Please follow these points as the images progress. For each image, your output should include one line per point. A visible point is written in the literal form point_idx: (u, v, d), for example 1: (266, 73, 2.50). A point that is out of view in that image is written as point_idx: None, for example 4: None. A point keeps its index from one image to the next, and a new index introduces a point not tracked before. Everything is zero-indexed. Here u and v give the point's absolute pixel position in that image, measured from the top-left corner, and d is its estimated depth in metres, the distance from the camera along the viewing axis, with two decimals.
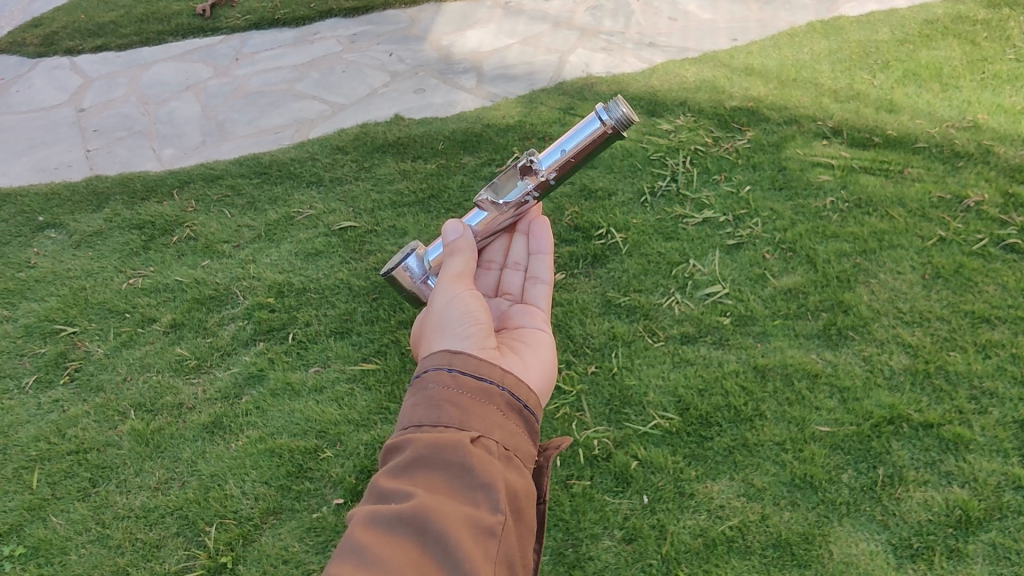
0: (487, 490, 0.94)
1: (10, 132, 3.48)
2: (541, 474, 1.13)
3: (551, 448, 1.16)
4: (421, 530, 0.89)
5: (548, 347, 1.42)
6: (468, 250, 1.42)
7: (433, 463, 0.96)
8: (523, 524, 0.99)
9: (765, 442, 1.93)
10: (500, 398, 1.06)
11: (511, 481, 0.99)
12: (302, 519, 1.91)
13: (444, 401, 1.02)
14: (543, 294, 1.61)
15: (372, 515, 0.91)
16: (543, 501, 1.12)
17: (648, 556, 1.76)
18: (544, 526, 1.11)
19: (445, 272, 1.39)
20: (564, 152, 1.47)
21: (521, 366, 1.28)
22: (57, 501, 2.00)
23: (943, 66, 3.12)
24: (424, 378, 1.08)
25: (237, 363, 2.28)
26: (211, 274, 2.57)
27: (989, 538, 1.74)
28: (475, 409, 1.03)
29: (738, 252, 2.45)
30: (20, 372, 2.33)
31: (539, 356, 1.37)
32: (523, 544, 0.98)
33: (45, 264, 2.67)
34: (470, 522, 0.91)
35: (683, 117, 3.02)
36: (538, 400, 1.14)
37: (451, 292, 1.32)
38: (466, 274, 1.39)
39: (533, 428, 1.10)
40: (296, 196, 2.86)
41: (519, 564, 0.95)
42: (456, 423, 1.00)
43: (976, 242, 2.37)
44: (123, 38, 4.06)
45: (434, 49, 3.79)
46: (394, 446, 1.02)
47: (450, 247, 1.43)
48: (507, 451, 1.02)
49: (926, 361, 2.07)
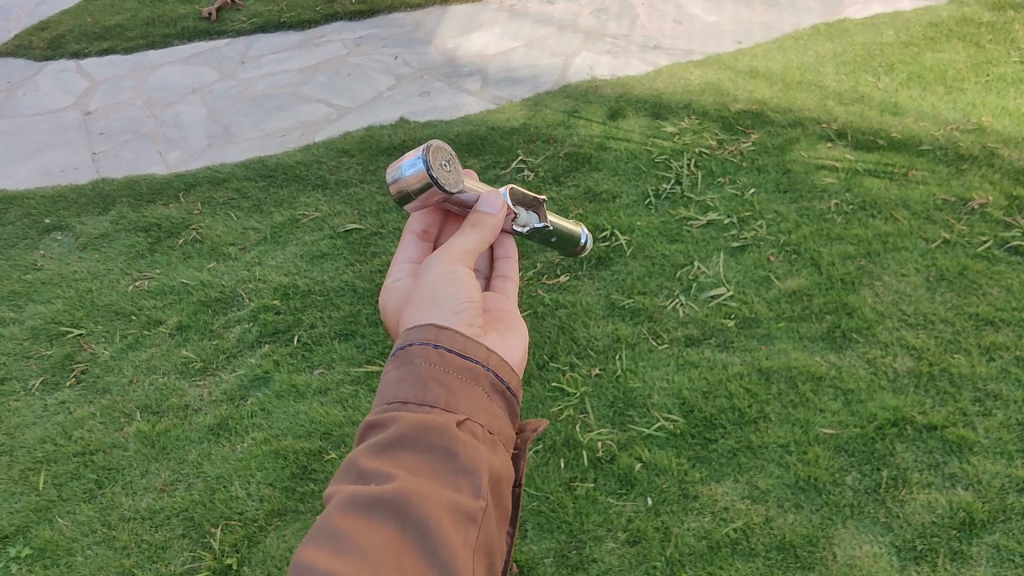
0: (470, 475, 0.94)
1: (16, 134, 3.51)
2: (517, 457, 1.12)
3: (528, 431, 1.16)
4: (402, 516, 0.87)
5: (523, 333, 1.36)
6: (491, 231, 1.33)
7: (416, 445, 0.95)
8: (501, 508, 1.00)
9: (770, 444, 1.94)
10: (486, 380, 1.05)
11: (494, 465, 0.99)
12: (306, 520, 1.91)
13: (431, 379, 1.00)
14: (513, 292, 1.51)
15: (350, 496, 0.89)
16: (519, 484, 1.09)
17: (652, 558, 1.76)
18: (518, 509, 1.09)
19: (448, 245, 1.29)
20: (553, 224, 1.53)
21: (504, 347, 1.24)
22: (64, 503, 2.01)
23: (948, 69, 3.12)
24: (409, 352, 1.04)
25: (243, 365, 2.29)
26: (217, 276, 2.58)
27: (993, 540, 1.73)
28: (461, 390, 1.01)
29: (743, 253, 2.45)
30: (27, 374, 2.34)
31: (512, 338, 1.30)
32: (499, 529, 0.98)
33: (51, 266, 2.69)
34: (452, 507, 0.90)
35: (688, 119, 3.03)
36: (520, 381, 1.14)
37: (447, 266, 1.24)
38: (474, 254, 1.30)
39: (513, 409, 1.09)
40: (301, 198, 2.88)
41: (496, 551, 0.95)
42: (442, 405, 0.99)
43: (981, 244, 2.37)
44: (129, 40, 4.09)
45: (438, 51, 3.80)
46: (376, 421, 0.99)
47: (472, 221, 1.33)
48: (492, 435, 1.02)
49: (931, 363, 2.08)
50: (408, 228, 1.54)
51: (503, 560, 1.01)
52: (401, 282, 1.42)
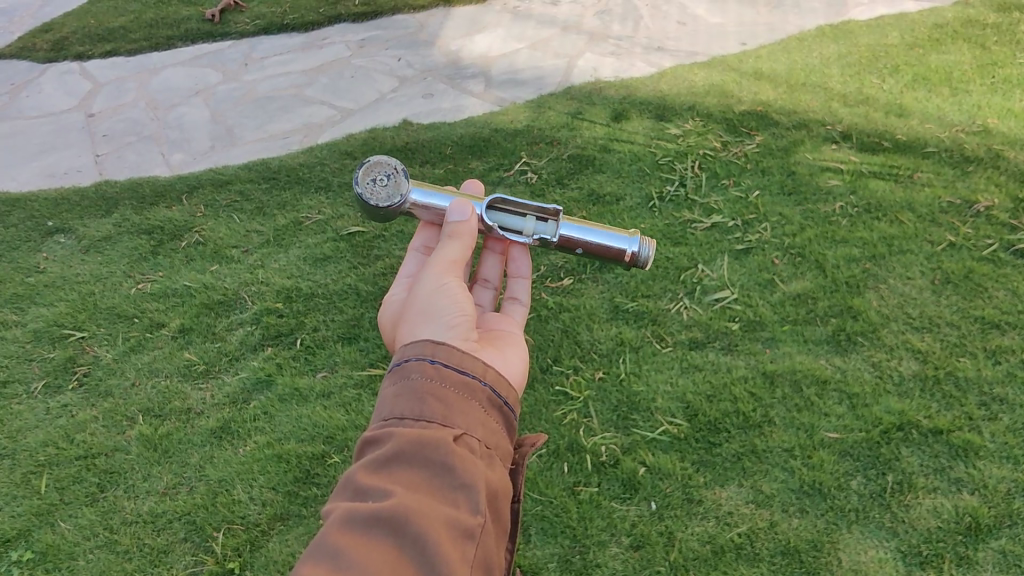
0: (467, 491, 0.93)
1: (19, 136, 3.51)
2: (516, 472, 1.11)
3: (526, 446, 1.14)
4: (399, 532, 0.87)
5: (522, 347, 1.35)
6: (469, 237, 1.31)
7: (413, 460, 0.94)
8: (500, 523, 0.99)
9: (774, 448, 1.93)
10: (482, 394, 1.04)
11: (491, 480, 0.98)
12: (309, 525, 1.91)
13: (428, 394, 0.99)
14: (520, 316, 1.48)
15: (348, 513, 0.88)
16: (517, 499, 1.08)
17: (656, 563, 1.75)
18: (517, 524, 1.08)
19: (437, 257, 1.28)
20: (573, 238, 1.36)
21: (503, 361, 1.23)
22: (66, 506, 2.00)
23: (953, 71, 3.11)
24: (406, 367, 1.04)
25: (245, 368, 2.28)
26: (220, 278, 2.58)
27: (1000, 545, 1.72)
28: (459, 404, 1.01)
29: (748, 256, 2.44)
30: (29, 377, 2.34)
31: (510, 351, 1.29)
32: (498, 545, 0.97)
33: (54, 269, 2.68)
34: (450, 523, 0.89)
35: (692, 121, 3.02)
36: (517, 395, 1.13)
37: (438, 279, 1.24)
38: (461, 264, 1.29)
39: (511, 424, 1.09)
40: (303, 200, 2.87)
41: (495, 567, 0.94)
42: (439, 419, 0.98)
43: (986, 247, 2.36)
44: (132, 42, 4.09)
45: (441, 53, 3.80)
46: (373, 437, 0.98)
47: (449, 230, 1.31)
48: (489, 450, 1.01)
49: (936, 367, 2.06)
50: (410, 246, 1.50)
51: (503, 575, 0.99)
52: (398, 296, 1.40)
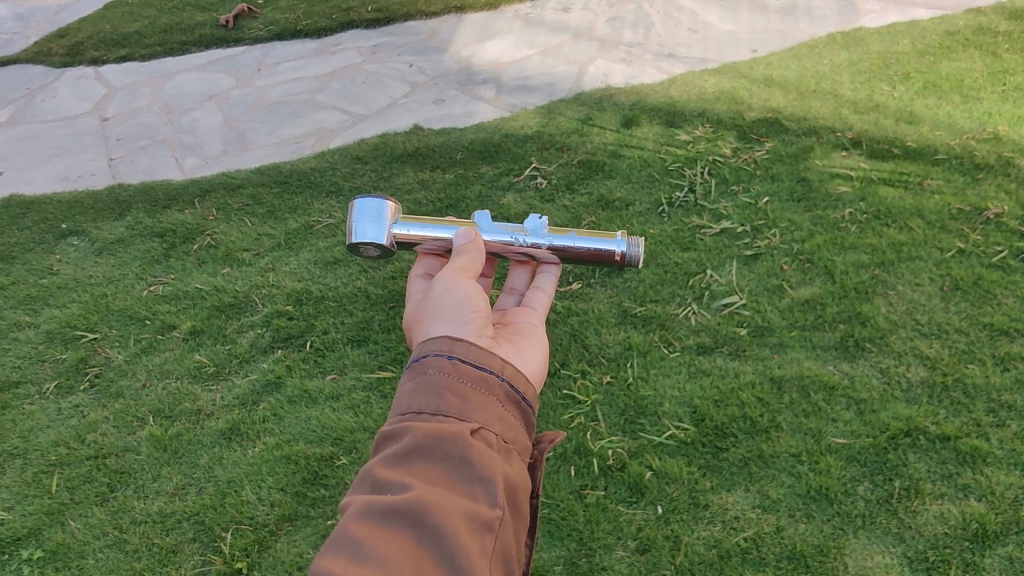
0: (486, 484, 0.93)
1: (34, 140, 3.55)
2: (534, 469, 1.10)
3: (545, 442, 1.14)
4: (418, 523, 0.87)
5: (542, 345, 1.32)
6: (479, 253, 1.36)
7: (432, 454, 0.95)
8: (518, 517, 0.98)
9: (781, 453, 1.92)
10: (500, 389, 1.05)
11: (509, 474, 0.98)
12: (317, 525, 1.92)
13: (445, 389, 1.00)
14: (543, 302, 1.47)
15: (367, 506, 0.89)
16: (536, 495, 1.07)
17: (661, 567, 1.75)
18: (536, 521, 1.07)
19: (448, 266, 1.33)
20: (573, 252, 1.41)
21: (521, 358, 1.22)
22: (76, 505, 2.02)
23: (965, 78, 3.11)
24: (423, 363, 1.05)
25: (256, 370, 2.30)
26: (232, 281, 2.60)
27: (1006, 551, 1.71)
28: (476, 399, 1.01)
29: (756, 262, 2.44)
30: (41, 378, 2.36)
31: (529, 350, 1.27)
32: (518, 539, 0.97)
33: (67, 270, 2.72)
34: (468, 516, 0.90)
35: (702, 127, 3.03)
36: (536, 391, 1.13)
37: (451, 280, 1.26)
38: (472, 272, 1.32)
39: (528, 420, 1.08)
40: (315, 205, 2.89)
41: (515, 561, 0.94)
42: (456, 413, 0.98)
43: (996, 254, 2.35)
44: (147, 47, 4.15)
45: (453, 59, 3.83)
46: (390, 433, 0.99)
47: (459, 249, 1.36)
48: (506, 444, 1.01)
49: (945, 373, 2.05)
50: (413, 271, 1.51)
51: (522, 569, 0.99)
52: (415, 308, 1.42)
